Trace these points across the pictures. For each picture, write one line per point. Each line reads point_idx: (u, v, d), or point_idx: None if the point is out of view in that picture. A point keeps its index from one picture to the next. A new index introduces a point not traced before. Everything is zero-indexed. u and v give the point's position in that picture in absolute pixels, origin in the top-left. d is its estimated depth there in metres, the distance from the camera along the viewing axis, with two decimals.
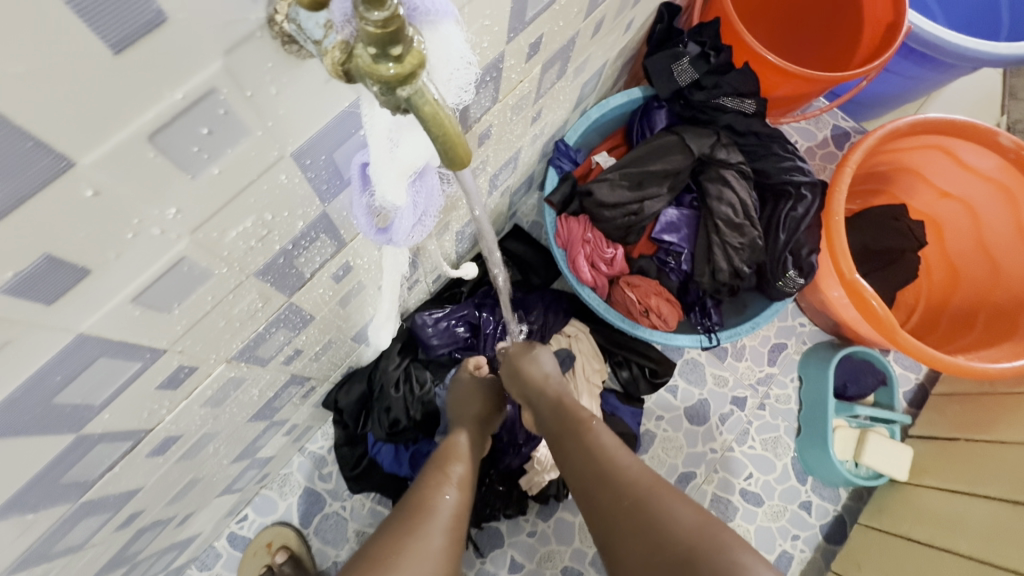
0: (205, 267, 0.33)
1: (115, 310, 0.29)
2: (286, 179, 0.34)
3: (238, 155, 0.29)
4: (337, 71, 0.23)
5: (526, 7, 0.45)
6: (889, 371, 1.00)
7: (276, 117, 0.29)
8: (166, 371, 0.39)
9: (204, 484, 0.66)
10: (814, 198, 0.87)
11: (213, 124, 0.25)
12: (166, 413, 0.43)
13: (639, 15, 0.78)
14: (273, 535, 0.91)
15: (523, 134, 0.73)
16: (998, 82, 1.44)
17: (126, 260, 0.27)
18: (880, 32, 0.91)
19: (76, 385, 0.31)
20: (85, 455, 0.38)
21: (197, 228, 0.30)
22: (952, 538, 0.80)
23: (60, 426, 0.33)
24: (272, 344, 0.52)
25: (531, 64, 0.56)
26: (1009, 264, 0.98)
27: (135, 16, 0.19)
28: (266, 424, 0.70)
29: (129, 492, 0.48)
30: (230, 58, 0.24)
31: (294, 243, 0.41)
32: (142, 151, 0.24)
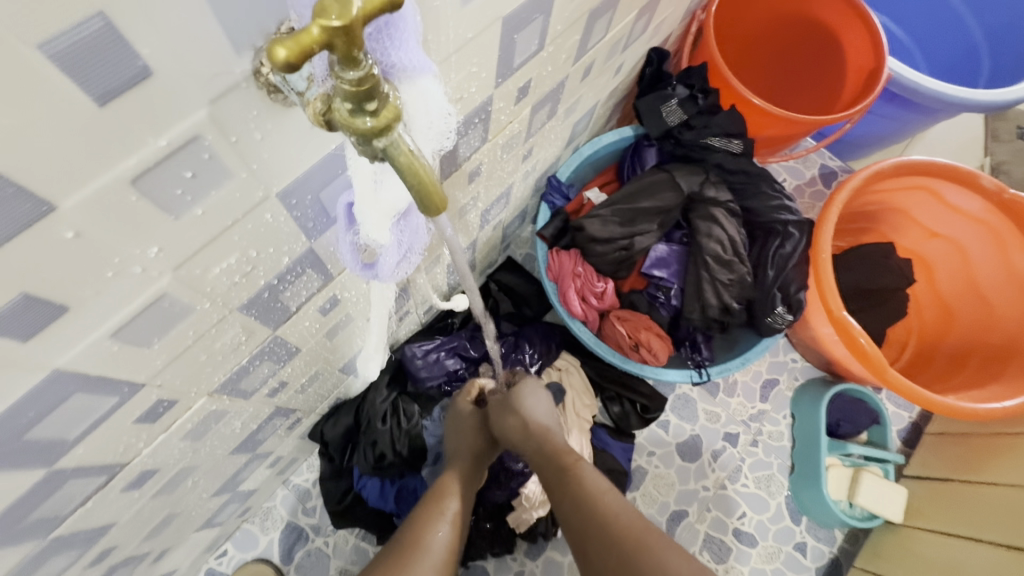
0: (187, 303, 0.34)
1: (93, 345, 0.29)
2: (272, 218, 0.35)
3: (223, 195, 0.29)
4: (317, 119, 0.24)
5: (513, 54, 0.47)
6: (881, 410, 0.99)
7: (261, 160, 0.30)
8: (143, 405, 0.38)
9: (182, 518, 0.65)
10: (801, 235, 0.89)
11: (197, 167, 0.26)
12: (143, 447, 0.43)
13: (628, 59, 0.81)
14: (252, 572, 0.88)
15: (514, 171, 0.75)
16: (980, 125, 1.49)
17: (105, 297, 0.28)
18: (862, 78, 0.95)
19: (49, 420, 0.31)
20: (56, 491, 0.37)
21: (179, 265, 0.31)
22: None
23: (31, 461, 0.32)
24: (255, 377, 0.52)
25: (520, 106, 0.58)
26: (1000, 306, 0.97)
27: (120, 69, 0.20)
28: (249, 456, 0.69)
29: (101, 527, 0.47)
30: (216, 106, 0.25)
31: (280, 278, 0.42)
32: (125, 194, 0.24)
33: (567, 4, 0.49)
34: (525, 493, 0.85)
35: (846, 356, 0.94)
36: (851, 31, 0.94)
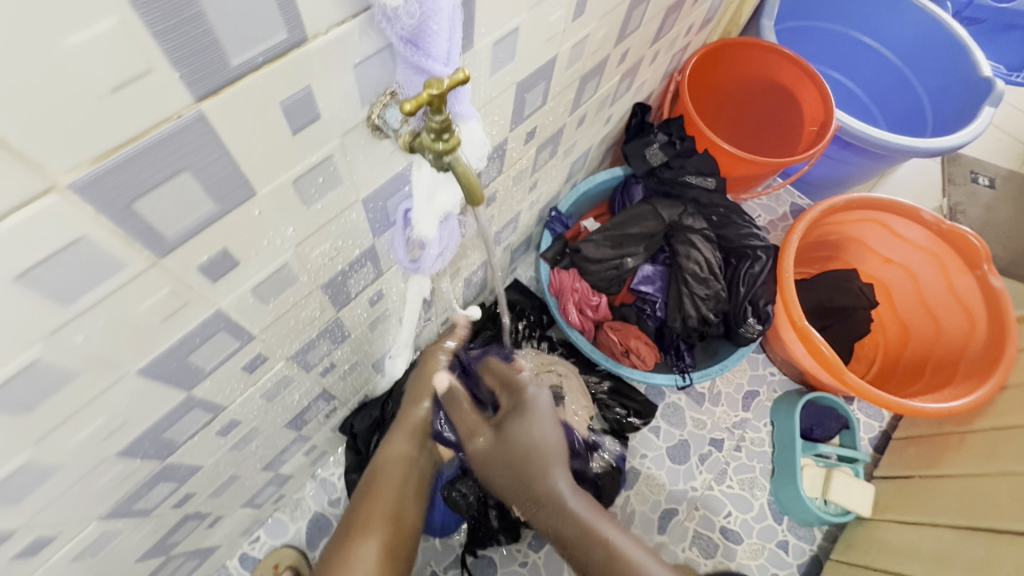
0: (295, 274, 0.48)
1: (241, 295, 0.43)
2: (355, 217, 0.49)
3: (333, 196, 0.44)
4: (405, 146, 0.39)
5: (524, 107, 0.63)
6: (850, 416, 1.10)
7: (358, 174, 0.45)
8: (248, 356, 0.52)
9: (238, 486, 0.76)
10: (768, 258, 1.03)
11: (325, 175, 0.41)
12: (238, 395, 0.56)
13: (616, 111, 0.99)
14: (280, 556, 0.97)
15: (522, 200, 0.90)
16: (937, 170, 1.66)
17: (257, 260, 0.42)
18: (815, 128, 1.12)
19: (202, 350, 0.44)
20: (183, 417, 0.50)
21: (299, 244, 0.45)
22: (908, 563, 0.89)
23: (183, 383, 0.45)
24: (317, 352, 0.65)
25: (528, 146, 0.74)
26: (947, 321, 1.12)
27: (307, 115, 0.35)
28: (295, 435, 0.81)
29: (192, 468, 0.59)
30: (344, 137, 0.40)
31: (349, 267, 0.56)
32: (288, 190, 0.39)
33: (564, 70, 0.66)
34: None
35: (814, 366, 1.06)
36: (805, 90, 1.13)
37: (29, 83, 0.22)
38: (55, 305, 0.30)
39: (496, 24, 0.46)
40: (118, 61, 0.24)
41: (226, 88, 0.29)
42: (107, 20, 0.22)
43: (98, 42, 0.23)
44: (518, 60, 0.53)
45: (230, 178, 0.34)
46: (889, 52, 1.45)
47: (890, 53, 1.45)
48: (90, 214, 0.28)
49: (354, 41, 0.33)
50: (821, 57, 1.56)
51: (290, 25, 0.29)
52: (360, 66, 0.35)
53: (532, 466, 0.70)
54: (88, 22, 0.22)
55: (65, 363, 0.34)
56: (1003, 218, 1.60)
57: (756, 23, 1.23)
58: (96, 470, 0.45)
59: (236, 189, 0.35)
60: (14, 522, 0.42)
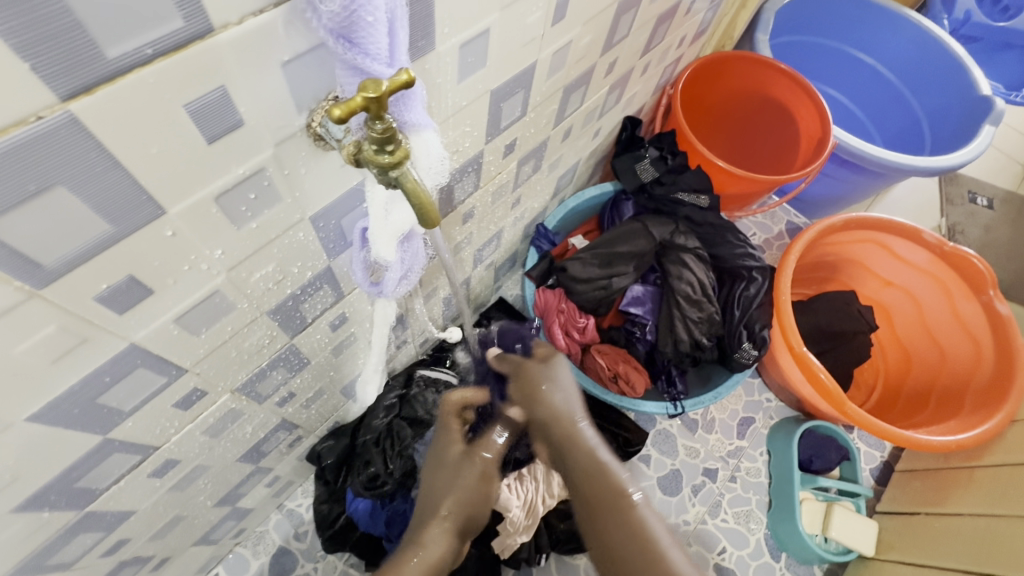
0: (231, 301, 0.42)
1: (161, 326, 0.38)
2: (303, 236, 0.44)
3: (272, 215, 0.39)
4: (349, 158, 0.34)
5: (500, 118, 0.58)
6: (851, 447, 1.05)
7: (301, 190, 0.39)
8: (181, 392, 0.46)
9: (186, 525, 0.69)
10: (764, 279, 0.99)
11: (258, 192, 0.36)
12: (173, 434, 0.50)
13: (605, 124, 0.94)
14: None
15: (504, 216, 0.85)
16: (935, 189, 1.63)
17: (178, 287, 0.36)
18: (811, 144, 1.09)
19: (117, 390, 0.39)
20: (101, 462, 0.44)
21: (232, 267, 0.39)
22: None
23: (95, 426, 0.40)
24: (270, 382, 0.59)
25: (508, 159, 0.69)
26: (950, 346, 1.07)
27: (225, 122, 0.30)
28: (253, 468, 0.74)
29: (123, 513, 0.53)
30: (278, 148, 0.34)
31: (301, 290, 0.50)
32: (209, 208, 0.33)
33: (544, 80, 0.61)
34: (509, 519, 0.87)
35: (813, 395, 1.00)
36: (802, 105, 1.09)
37: None
38: None
39: (462, 24, 0.41)
40: None
41: (102, 86, 0.23)
42: None
43: None
44: (491, 66, 0.49)
45: (125, 195, 0.28)
46: (885, 69, 1.43)
47: (887, 70, 1.43)
48: None
49: (278, 36, 0.28)
50: (816, 73, 1.53)
51: (188, 12, 0.24)
52: (290, 65, 0.30)
53: (593, 492, 0.56)
54: None
55: None
56: (1002, 238, 1.57)
57: (751, 37, 1.20)
58: None
59: (135, 207, 0.29)
60: None
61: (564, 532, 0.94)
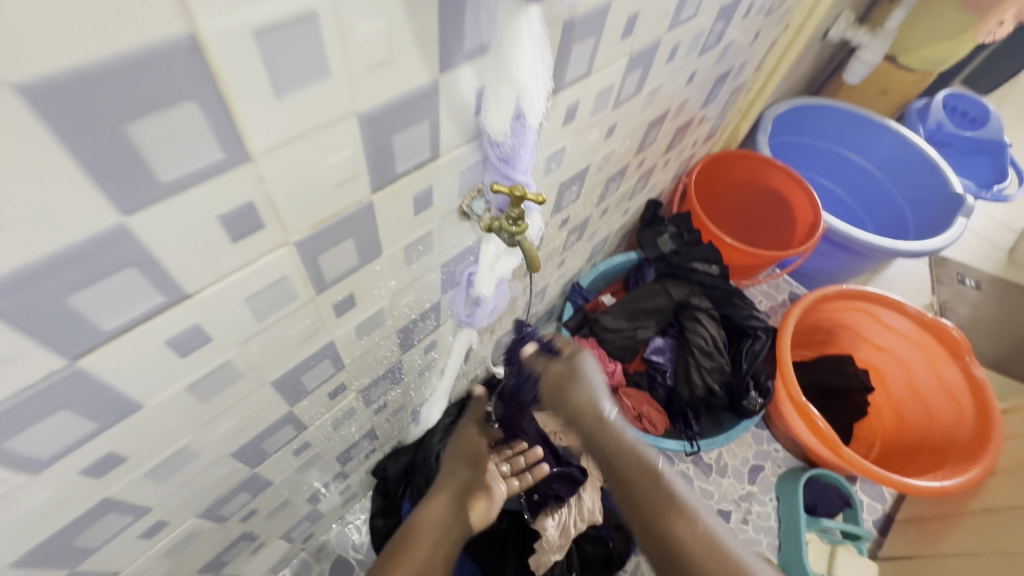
0: (383, 318, 0.61)
1: (347, 330, 0.57)
2: (433, 277, 0.63)
3: (424, 261, 0.59)
4: (485, 227, 0.55)
5: (562, 200, 0.80)
6: (851, 494, 1.16)
7: (442, 247, 0.60)
8: (335, 383, 0.64)
9: (287, 512, 0.83)
10: (767, 337, 1.16)
11: (423, 245, 0.56)
12: (317, 418, 0.67)
13: (632, 205, 1.17)
14: None
15: (551, 273, 1.05)
16: (925, 271, 1.81)
17: (367, 302, 0.55)
18: (806, 226, 1.29)
19: (311, 372, 0.57)
20: (277, 431, 0.61)
21: (393, 294, 0.59)
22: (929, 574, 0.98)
23: (290, 397, 0.57)
24: (377, 391, 0.77)
25: (561, 230, 0.90)
26: (937, 406, 1.20)
27: (424, 203, 0.50)
28: (339, 470, 0.89)
29: (266, 482, 0.69)
30: (442, 220, 0.55)
31: (419, 317, 0.69)
32: (398, 254, 0.53)
33: (594, 174, 0.83)
34: (544, 536, 0.99)
35: (815, 443, 1.13)
36: (796, 195, 1.31)
37: (305, 182, 0.37)
38: (253, 322, 0.43)
39: (552, 143, 0.63)
40: (345, 171, 0.39)
41: (388, 184, 0.44)
42: (346, 151, 0.38)
43: (337, 161, 0.38)
44: (563, 167, 0.70)
45: (371, 243, 0.48)
46: (871, 165, 1.66)
47: (872, 165, 1.66)
48: (296, 260, 0.42)
49: (463, 158, 0.50)
50: (812, 167, 1.76)
51: (432, 148, 0.45)
52: (464, 172, 0.52)
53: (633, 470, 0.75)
54: (339, 152, 0.37)
55: (241, 367, 0.46)
56: (990, 316, 1.71)
57: (753, 139, 1.45)
58: (213, 466, 0.55)
59: (369, 251, 0.49)
60: (152, 501, 0.50)
61: (594, 556, 1.04)
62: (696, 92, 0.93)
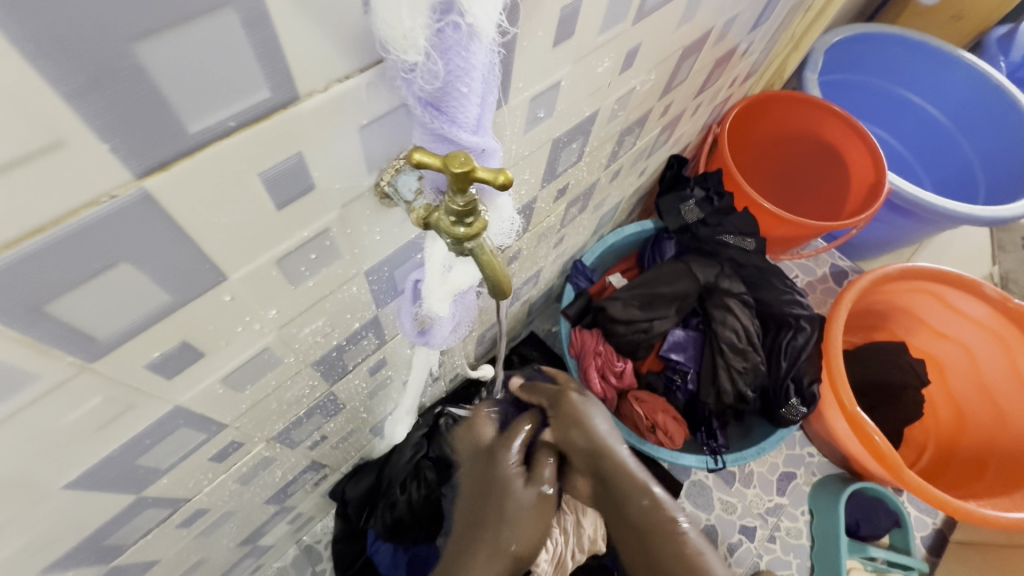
0: (278, 356, 0.40)
1: (207, 387, 0.35)
2: (356, 290, 0.41)
3: (329, 273, 0.36)
4: (418, 222, 0.31)
5: (558, 164, 0.56)
6: (902, 513, 0.98)
7: (361, 247, 0.37)
8: (219, 445, 0.44)
9: (206, 567, 0.66)
10: (813, 329, 0.93)
11: (319, 252, 0.34)
12: (205, 485, 0.47)
13: (651, 164, 0.92)
14: None
15: (546, 255, 0.83)
16: (986, 236, 1.56)
17: (231, 346, 0.34)
18: (865, 188, 1.04)
19: (157, 450, 0.36)
20: (132, 519, 0.41)
21: (284, 325, 0.37)
22: None
23: (130, 485, 0.37)
24: (305, 429, 0.57)
25: (557, 203, 0.67)
26: (1013, 410, 1.00)
27: (298, 185, 0.28)
28: (277, 508, 0.71)
29: (147, 563, 0.50)
30: (345, 209, 0.32)
31: (348, 341, 0.48)
32: (270, 271, 0.31)
33: (604, 124, 0.58)
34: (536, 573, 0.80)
35: (862, 454, 0.95)
36: (853, 149, 1.06)
37: None
38: None
39: (538, 77, 0.39)
40: (13, 132, 0.17)
41: (180, 160, 0.21)
42: None
43: None
44: (557, 116, 0.47)
45: (191, 265, 0.26)
46: (936, 111, 1.33)
47: (937, 111, 1.33)
48: None
49: (357, 99, 0.26)
50: (863, 112, 1.43)
51: (274, 81, 0.22)
52: (367, 128, 0.28)
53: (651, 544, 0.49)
54: None
55: None
56: None
57: (801, 77, 1.17)
58: None
59: (194, 278, 0.27)
60: None
61: None
62: (748, 5, 0.67)
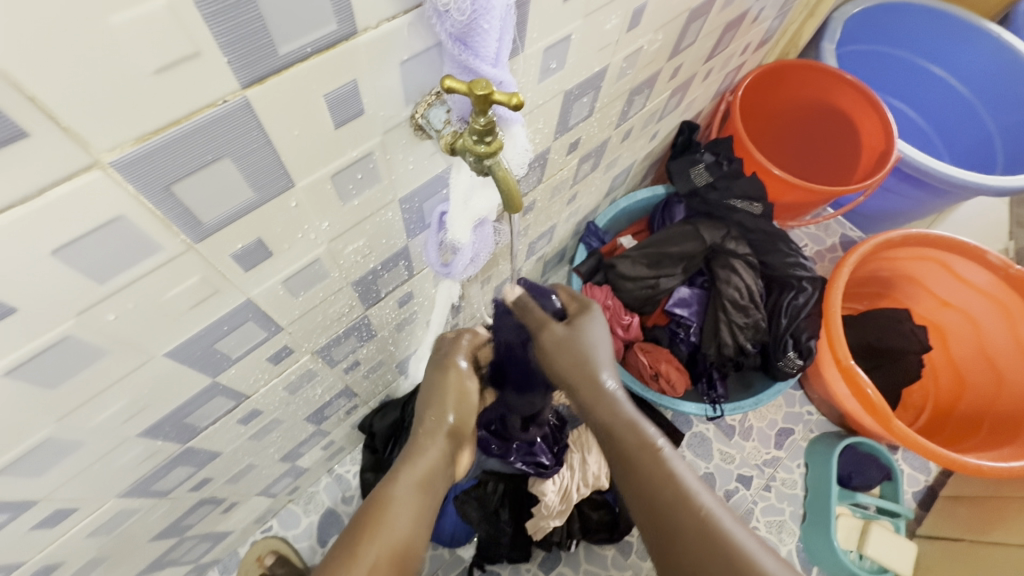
0: (326, 269, 0.48)
1: (271, 286, 0.43)
2: (391, 216, 0.49)
3: (370, 195, 0.44)
4: (446, 147, 0.38)
5: (569, 116, 0.62)
6: (894, 466, 1.03)
7: (397, 175, 0.44)
8: (275, 348, 0.52)
9: (255, 474, 0.76)
10: (814, 290, 0.98)
11: (364, 173, 0.41)
12: (262, 385, 0.56)
13: (663, 127, 0.97)
14: (263, 548, 0.96)
15: (559, 211, 0.89)
16: (1005, 211, 1.55)
17: (291, 251, 0.41)
18: (875, 156, 1.07)
19: (230, 338, 0.44)
20: (205, 403, 0.50)
21: (332, 240, 0.45)
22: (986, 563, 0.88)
23: (208, 369, 0.46)
24: (343, 349, 0.65)
25: (570, 157, 0.72)
26: (1011, 372, 1.03)
27: (352, 109, 0.35)
28: (314, 429, 0.80)
29: (211, 453, 0.59)
30: (387, 135, 0.39)
31: (382, 266, 0.55)
32: (326, 184, 0.38)
33: (613, 81, 0.64)
34: (543, 503, 0.90)
35: (856, 409, 1.01)
36: (864, 117, 1.08)
37: (77, 60, 0.22)
38: (88, 284, 0.30)
39: (550, 29, 0.44)
40: (166, 46, 0.24)
41: (272, 77, 0.28)
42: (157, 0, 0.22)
43: (141, 23, 0.22)
44: (568, 68, 0.52)
45: (269, 167, 0.33)
46: (958, 83, 1.32)
47: (959, 83, 1.32)
48: (129, 194, 0.28)
49: (403, 39, 0.33)
50: (882, 85, 1.42)
51: (341, 17, 0.29)
52: (407, 63, 0.35)
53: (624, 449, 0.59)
54: (143, 2, 0.22)
55: (95, 341, 0.34)
56: None
57: (818, 46, 1.18)
58: (116, 448, 0.45)
59: (272, 181, 0.34)
60: (34, 493, 0.42)
61: (597, 522, 0.96)
62: None
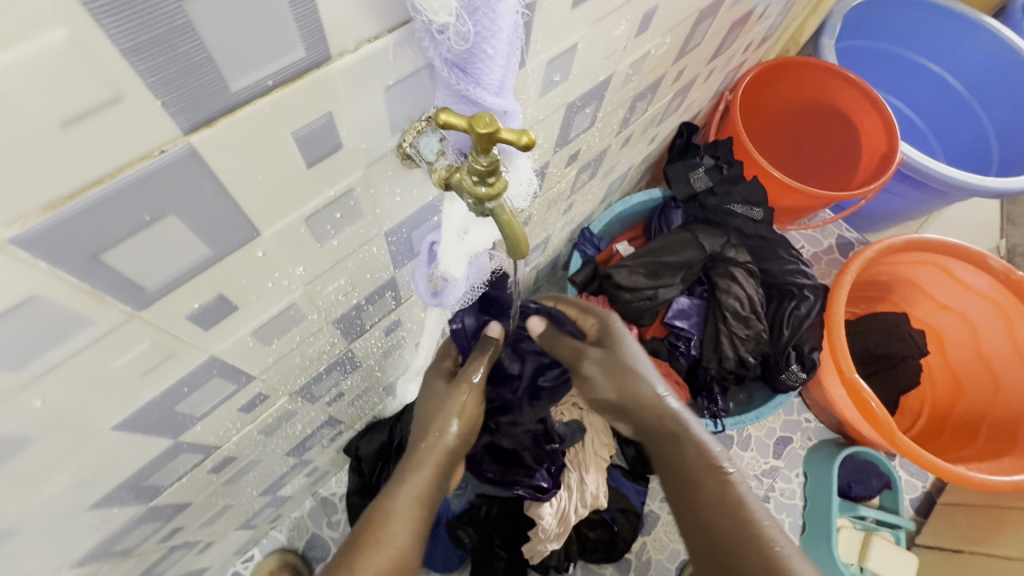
0: (303, 312, 0.42)
1: (238, 339, 0.37)
2: (375, 250, 0.43)
3: (352, 232, 0.38)
4: (440, 182, 0.32)
5: (570, 129, 0.56)
6: (893, 475, 1.02)
7: (383, 208, 0.39)
8: (247, 396, 0.46)
9: (232, 513, 0.70)
10: (816, 298, 0.95)
11: (344, 212, 0.35)
12: (234, 434, 0.50)
13: (662, 131, 0.92)
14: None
15: (555, 222, 0.84)
16: (995, 209, 1.54)
17: (260, 301, 0.36)
18: (876, 158, 1.04)
19: (192, 397, 0.39)
20: (169, 462, 0.44)
21: (308, 284, 0.39)
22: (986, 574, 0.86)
23: (168, 431, 0.40)
24: (325, 384, 0.59)
25: (569, 168, 0.67)
26: (1009, 377, 1.02)
27: (326, 144, 0.29)
28: (296, 461, 0.75)
29: (180, 505, 0.53)
30: (369, 168, 0.34)
31: (366, 300, 0.50)
32: (299, 228, 0.33)
33: (617, 89, 0.58)
34: (541, 526, 0.86)
35: (857, 418, 0.98)
36: (866, 118, 1.04)
37: None
38: (2, 373, 0.24)
39: (555, 39, 0.39)
40: (74, 89, 0.18)
41: (223, 117, 0.23)
42: (54, 33, 0.16)
43: (32, 63, 0.17)
44: (572, 79, 0.47)
45: (228, 217, 0.27)
46: (955, 80, 1.30)
47: (956, 80, 1.30)
48: (42, 270, 0.22)
49: (386, 61, 0.27)
50: (878, 81, 1.39)
51: (309, 40, 0.23)
52: (392, 89, 0.29)
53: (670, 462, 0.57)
54: (31, 39, 0.16)
55: (20, 429, 0.28)
56: None
57: (817, 42, 1.14)
58: (62, 524, 0.39)
59: (232, 232, 0.28)
60: None
61: (595, 540, 0.94)
62: None
